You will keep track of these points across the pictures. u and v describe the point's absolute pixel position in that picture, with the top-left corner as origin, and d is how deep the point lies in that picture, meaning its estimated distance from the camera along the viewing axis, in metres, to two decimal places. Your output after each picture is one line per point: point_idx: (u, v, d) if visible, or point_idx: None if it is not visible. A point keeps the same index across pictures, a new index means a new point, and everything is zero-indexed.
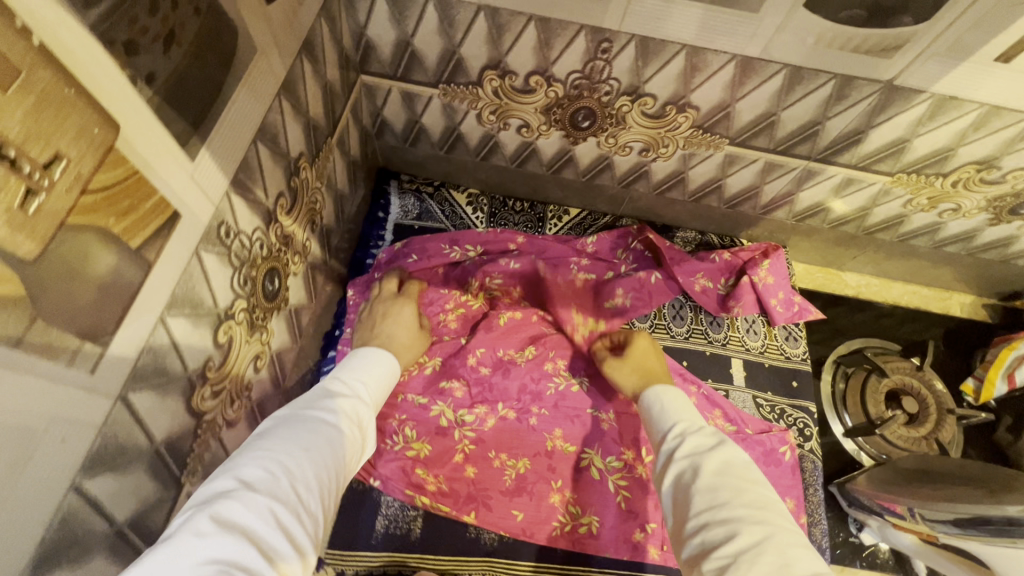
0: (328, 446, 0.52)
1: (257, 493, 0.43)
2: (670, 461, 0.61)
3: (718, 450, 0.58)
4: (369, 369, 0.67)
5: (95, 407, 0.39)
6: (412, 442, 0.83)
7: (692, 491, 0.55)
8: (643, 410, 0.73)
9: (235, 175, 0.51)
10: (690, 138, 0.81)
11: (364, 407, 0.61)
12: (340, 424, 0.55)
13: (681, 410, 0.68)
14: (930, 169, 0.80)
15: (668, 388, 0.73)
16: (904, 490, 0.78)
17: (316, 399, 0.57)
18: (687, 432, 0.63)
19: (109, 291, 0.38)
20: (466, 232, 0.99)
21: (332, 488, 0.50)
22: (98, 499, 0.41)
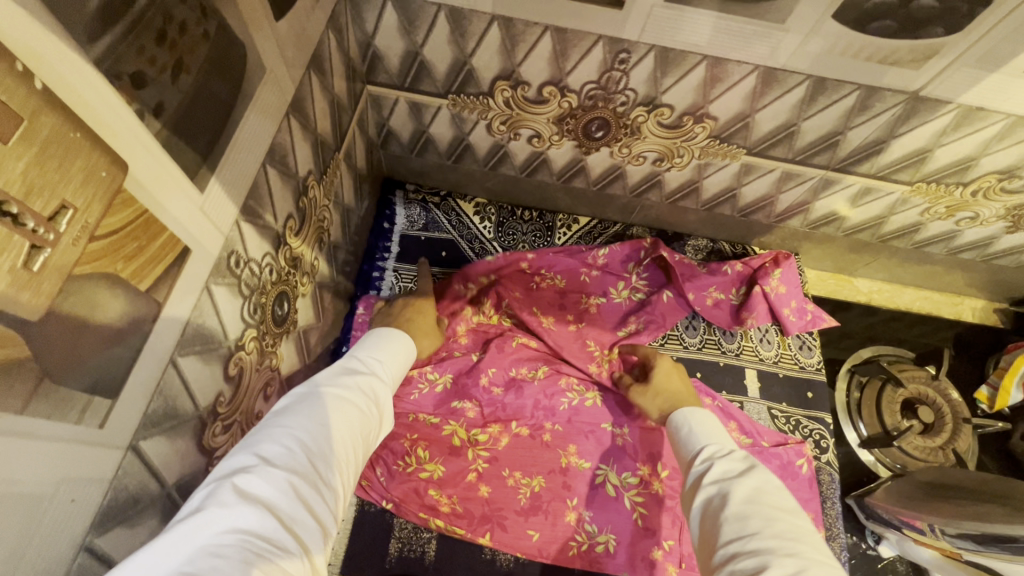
0: (349, 421, 0.48)
1: (275, 469, 0.40)
2: (699, 486, 0.56)
3: (749, 476, 0.54)
4: (387, 347, 0.63)
5: (108, 460, 0.37)
6: (425, 463, 0.81)
7: (719, 518, 0.51)
8: (672, 433, 0.69)
9: (244, 202, 0.49)
10: (707, 148, 0.79)
11: (383, 385, 0.57)
12: (360, 400, 0.51)
13: (712, 433, 0.64)
14: (950, 178, 0.78)
15: (700, 409, 0.69)
16: (924, 504, 0.76)
17: (334, 372, 0.53)
18: (718, 457, 0.59)
19: (119, 339, 0.35)
20: (475, 264, 0.94)
21: (352, 465, 0.47)
22: (111, 556, 0.39)
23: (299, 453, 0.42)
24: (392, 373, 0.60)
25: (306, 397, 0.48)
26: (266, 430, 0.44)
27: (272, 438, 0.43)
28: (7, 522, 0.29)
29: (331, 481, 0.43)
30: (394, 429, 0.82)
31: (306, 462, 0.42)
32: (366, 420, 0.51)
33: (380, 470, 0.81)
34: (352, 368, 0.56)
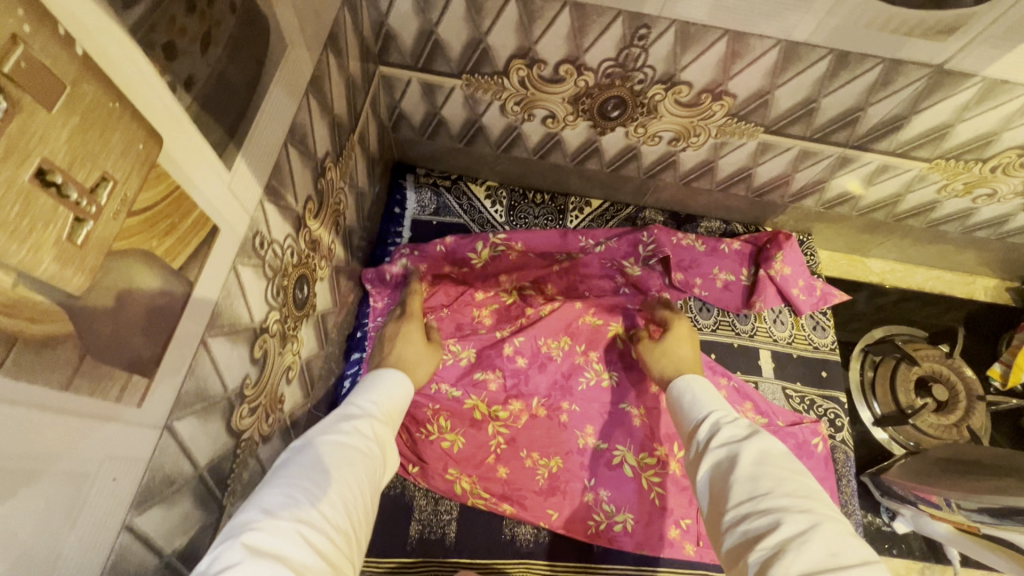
0: (347, 465, 0.47)
1: (279, 520, 0.39)
2: (705, 449, 0.55)
3: (754, 437, 0.52)
4: (386, 385, 0.61)
5: (145, 440, 0.36)
6: (446, 432, 0.82)
7: (729, 479, 0.50)
8: (673, 402, 0.68)
9: (268, 181, 0.48)
10: (724, 126, 0.79)
11: (385, 425, 0.56)
12: (360, 443, 0.50)
13: (714, 401, 0.63)
14: (969, 155, 0.78)
15: (701, 379, 0.68)
16: (935, 478, 0.77)
17: (331, 419, 0.52)
18: (721, 421, 0.57)
19: (155, 317, 0.35)
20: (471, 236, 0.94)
21: (359, 511, 0.46)
22: (148, 536, 0.39)
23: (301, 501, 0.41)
24: (393, 411, 0.59)
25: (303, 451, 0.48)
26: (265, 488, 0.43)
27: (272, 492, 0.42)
28: (52, 500, 0.29)
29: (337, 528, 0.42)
30: (416, 398, 0.82)
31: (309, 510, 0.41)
32: (369, 463, 0.49)
33: (404, 437, 0.82)
34: (348, 413, 0.54)
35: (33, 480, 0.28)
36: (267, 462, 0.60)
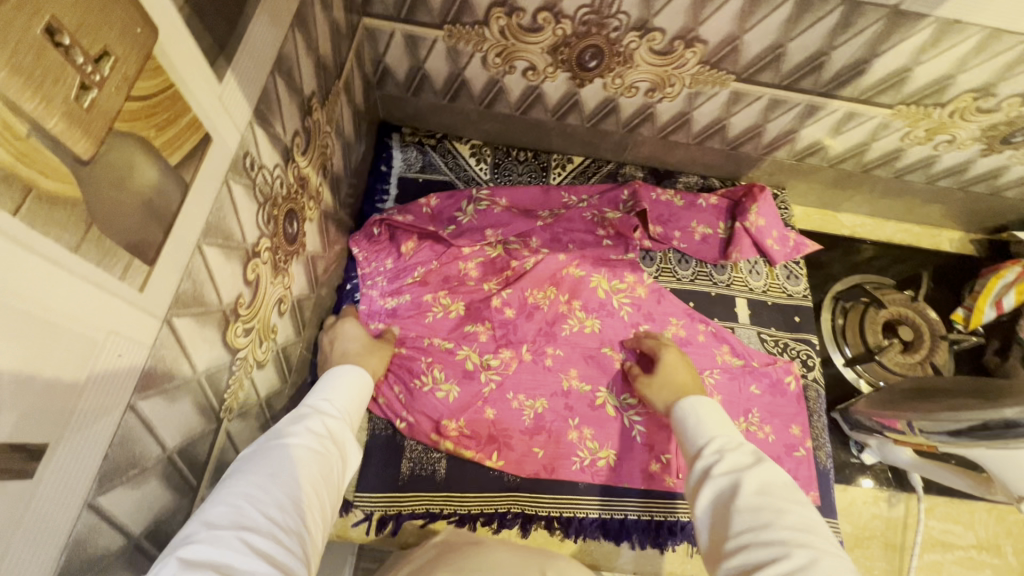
0: (292, 466, 0.48)
1: (221, 529, 0.40)
2: (705, 478, 0.54)
3: (758, 469, 0.52)
4: (335, 388, 0.63)
5: (146, 326, 0.39)
6: (441, 383, 0.84)
7: (730, 510, 0.49)
8: (676, 423, 0.66)
9: (256, 105, 0.50)
10: (697, 75, 0.82)
11: (337, 421, 0.58)
12: (311, 443, 0.52)
13: (719, 425, 0.61)
14: (929, 100, 0.82)
15: (704, 399, 0.66)
16: (898, 405, 0.81)
17: (278, 425, 0.53)
18: (724, 448, 0.57)
19: (152, 208, 0.37)
20: (458, 192, 0.99)
21: (313, 510, 0.47)
22: (151, 423, 0.41)
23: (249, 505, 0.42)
24: (346, 409, 0.61)
25: (250, 460, 0.48)
26: (211, 501, 0.44)
27: (217, 502, 0.43)
28: (64, 355, 0.31)
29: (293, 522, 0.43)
30: (410, 352, 0.85)
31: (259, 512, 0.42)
32: (322, 460, 0.51)
33: (400, 391, 0.84)
34: (299, 416, 0.56)
35: (48, 334, 0.30)
36: (262, 388, 0.62)
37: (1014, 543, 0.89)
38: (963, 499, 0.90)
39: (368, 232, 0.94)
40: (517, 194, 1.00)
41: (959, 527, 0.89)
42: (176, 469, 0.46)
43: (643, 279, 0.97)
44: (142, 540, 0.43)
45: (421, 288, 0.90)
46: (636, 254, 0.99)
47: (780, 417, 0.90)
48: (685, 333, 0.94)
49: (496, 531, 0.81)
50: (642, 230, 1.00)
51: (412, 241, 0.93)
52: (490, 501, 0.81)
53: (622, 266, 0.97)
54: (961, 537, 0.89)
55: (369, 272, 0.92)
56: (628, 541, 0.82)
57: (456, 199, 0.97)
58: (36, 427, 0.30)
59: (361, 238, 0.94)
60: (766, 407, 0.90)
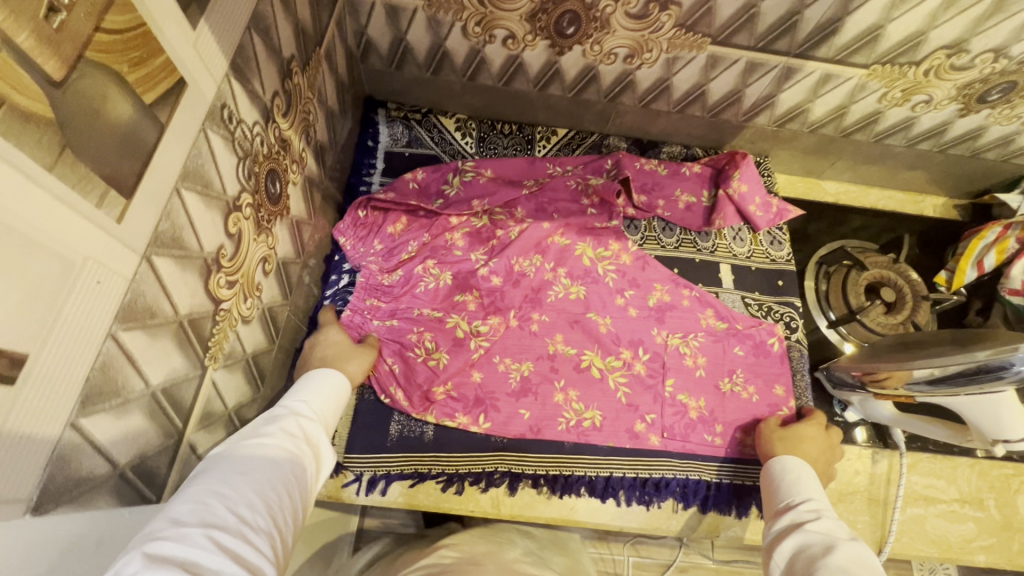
0: (264, 467, 0.48)
1: (188, 526, 0.40)
2: (796, 530, 0.63)
3: (852, 539, 0.59)
4: (313, 392, 0.64)
5: (125, 259, 0.40)
6: (433, 352, 0.86)
7: (814, 556, 0.57)
8: (771, 481, 0.76)
9: (233, 59, 0.52)
10: (674, 39, 0.83)
11: (313, 424, 0.59)
12: (286, 443, 0.53)
13: (815, 493, 0.70)
14: (903, 58, 0.82)
15: (809, 470, 0.75)
16: (876, 360, 0.83)
17: (252, 424, 0.54)
18: (820, 513, 0.65)
19: (130, 143, 0.39)
20: (444, 165, 1.00)
21: (285, 510, 0.47)
22: (133, 355, 0.43)
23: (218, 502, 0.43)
24: (322, 413, 0.62)
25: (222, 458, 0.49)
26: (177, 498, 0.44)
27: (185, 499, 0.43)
28: (43, 272, 0.33)
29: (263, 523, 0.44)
30: (401, 323, 0.87)
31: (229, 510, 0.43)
32: (296, 461, 0.51)
33: (396, 364, 0.84)
34: (276, 415, 0.56)
35: (27, 249, 0.32)
36: (247, 343, 0.64)
37: (997, 497, 0.90)
38: (945, 455, 0.92)
39: (347, 220, 0.93)
40: (506, 171, 1.01)
41: (942, 482, 0.91)
42: (161, 408, 0.48)
43: (628, 246, 0.99)
44: (128, 471, 0.44)
45: (416, 262, 0.91)
46: (620, 222, 1.00)
47: (764, 377, 0.92)
48: (669, 298, 0.96)
49: (484, 489, 0.82)
50: (625, 198, 1.01)
51: (401, 222, 0.94)
52: (477, 461, 0.82)
53: (610, 234, 0.99)
54: (944, 492, 0.90)
55: (360, 256, 0.92)
56: (615, 498, 0.83)
57: (442, 172, 0.99)
58: (16, 337, 0.32)
59: (345, 228, 0.93)
60: (749, 368, 0.92)
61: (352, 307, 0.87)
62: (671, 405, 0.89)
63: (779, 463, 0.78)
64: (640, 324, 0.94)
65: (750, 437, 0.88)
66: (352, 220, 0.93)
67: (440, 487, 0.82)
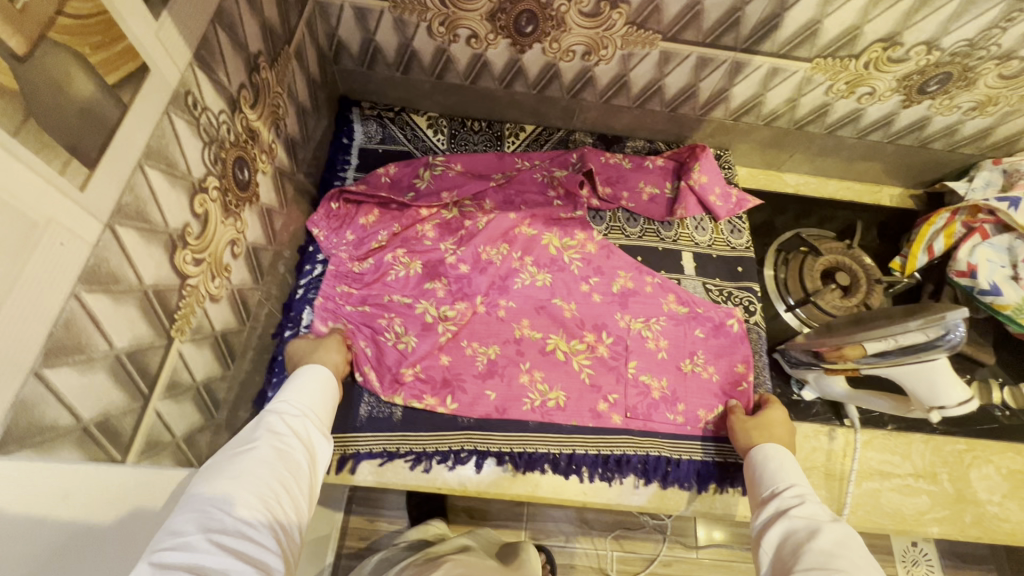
0: (254, 469, 0.54)
1: (190, 533, 0.46)
2: (781, 517, 0.68)
3: (835, 524, 0.64)
4: (296, 386, 0.70)
5: (88, 225, 0.44)
6: (403, 335, 0.89)
7: (803, 545, 0.62)
8: (750, 463, 0.80)
9: (197, 50, 0.56)
10: (627, 36, 0.88)
11: (298, 419, 0.65)
12: (274, 443, 0.59)
13: (795, 475, 0.74)
14: (842, 52, 0.87)
15: (787, 452, 0.79)
16: (828, 333, 0.86)
17: (242, 432, 0.60)
18: (803, 498, 0.70)
19: (93, 120, 0.43)
20: (416, 160, 1.04)
21: (282, 503, 0.54)
22: (96, 315, 0.46)
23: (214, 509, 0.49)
24: (309, 405, 0.68)
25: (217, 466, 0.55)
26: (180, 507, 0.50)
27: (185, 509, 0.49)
28: (8, 229, 0.37)
29: (262, 518, 0.51)
30: (371, 309, 0.91)
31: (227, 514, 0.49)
32: (284, 458, 0.58)
33: (368, 346, 0.88)
34: (263, 419, 0.62)
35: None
36: (216, 320, 0.67)
37: (950, 471, 0.94)
38: (899, 432, 0.96)
39: (319, 211, 0.96)
40: (475, 164, 1.06)
41: (897, 458, 0.94)
42: (126, 371, 0.51)
43: (593, 236, 1.03)
44: (91, 426, 0.48)
45: (386, 251, 0.95)
46: (585, 212, 1.04)
47: (726, 357, 0.95)
48: (632, 285, 1.00)
49: (451, 467, 0.85)
50: (588, 188, 1.05)
51: (373, 213, 0.98)
52: (443, 440, 0.85)
53: (575, 224, 1.03)
54: (899, 467, 0.93)
55: (332, 246, 0.94)
56: (578, 474, 0.86)
57: (413, 166, 1.03)
58: None
59: (318, 219, 0.96)
60: (709, 349, 0.96)
61: (323, 293, 0.90)
62: (633, 386, 0.91)
63: (755, 451, 0.81)
64: (604, 308, 0.97)
65: (712, 413, 0.91)
66: (325, 211, 0.96)
67: (409, 466, 0.84)
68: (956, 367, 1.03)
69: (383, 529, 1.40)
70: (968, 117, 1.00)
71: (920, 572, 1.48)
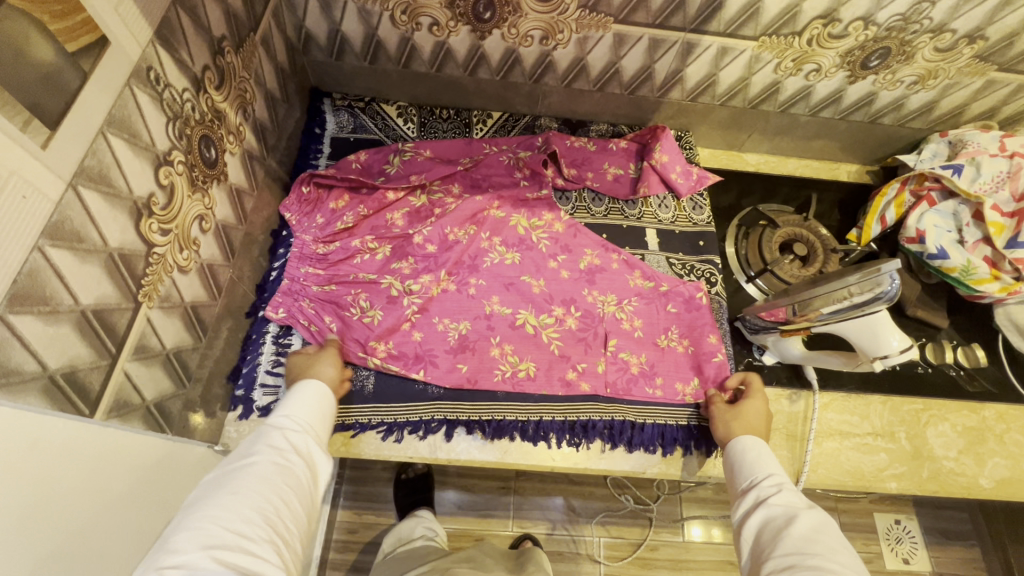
0: (256, 485, 0.58)
1: (193, 549, 0.50)
2: (759, 506, 0.70)
3: (813, 512, 0.66)
4: (297, 401, 0.73)
5: (52, 183, 0.47)
6: (368, 310, 0.92)
7: (782, 533, 0.64)
8: (728, 454, 0.82)
9: (158, 28, 0.59)
10: (581, 19, 0.92)
11: (299, 435, 0.68)
12: (273, 459, 0.62)
13: (772, 464, 0.76)
14: (785, 29, 0.92)
15: (761, 441, 0.81)
16: (781, 296, 0.90)
17: (243, 447, 0.64)
18: (780, 487, 0.72)
19: (52, 84, 0.46)
20: (387, 146, 1.08)
21: (281, 518, 0.58)
22: (60, 270, 0.49)
23: (214, 525, 0.53)
24: (309, 421, 0.71)
25: (219, 483, 0.59)
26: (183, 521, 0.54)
27: (190, 524, 0.53)
28: None
29: (261, 533, 0.54)
30: (339, 287, 0.93)
31: (227, 529, 0.53)
32: (283, 474, 0.61)
33: (333, 322, 0.90)
34: (265, 434, 0.66)
35: None
36: (185, 291, 0.70)
37: (907, 430, 0.97)
38: (857, 393, 0.99)
39: (287, 200, 1.00)
40: (443, 147, 1.10)
41: (855, 418, 0.97)
42: (92, 327, 0.54)
43: (560, 216, 1.06)
44: (58, 376, 0.51)
45: (355, 237, 0.98)
46: (550, 191, 1.08)
47: (698, 331, 0.98)
48: (599, 262, 1.03)
49: (422, 437, 0.87)
50: (554, 168, 1.10)
51: (342, 198, 1.01)
52: (414, 409, 0.88)
53: (541, 206, 1.06)
54: (858, 426, 0.96)
55: (302, 229, 0.98)
56: (547, 441, 0.89)
57: (383, 153, 1.06)
58: None
59: (290, 206, 0.99)
60: (682, 323, 0.99)
61: (288, 275, 0.93)
62: (613, 362, 0.94)
63: (734, 443, 0.82)
64: (572, 284, 1.00)
65: (690, 387, 0.94)
66: (296, 197, 1.00)
67: (380, 436, 0.87)
68: (911, 331, 1.07)
69: (371, 521, 1.41)
70: (912, 91, 1.04)
71: (904, 549, 1.49)
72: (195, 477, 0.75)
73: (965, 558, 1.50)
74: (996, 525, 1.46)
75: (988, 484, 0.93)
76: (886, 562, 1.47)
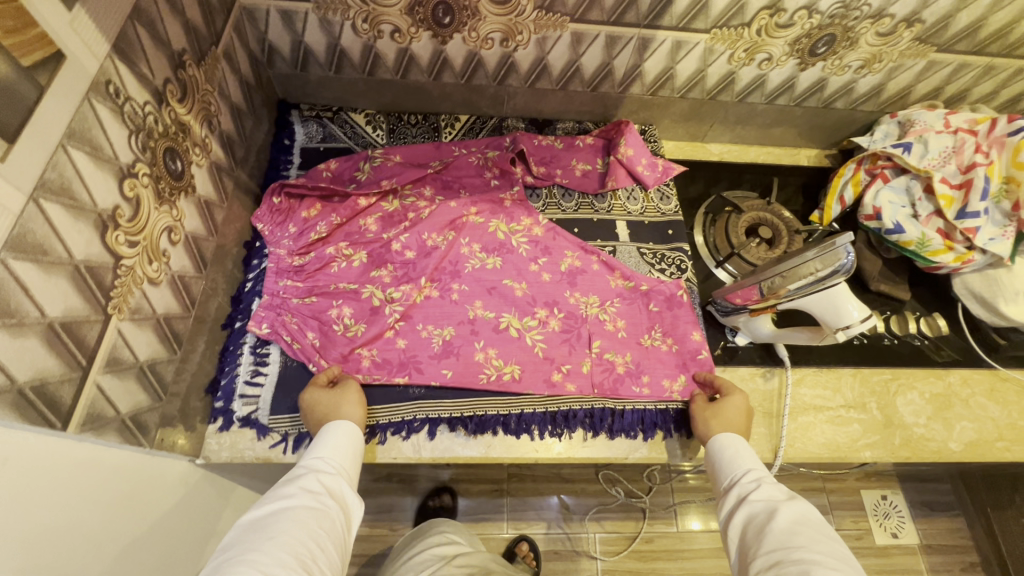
0: (291, 529, 0.59)
1: None
2: (741, 503, 0.70)
3: (793, 503, 0.66)
4: (329, 440, 0.73)
5: (12, 196, 0.47)
6: (350, 325, 0.92)
7: (765, 529, 0.64)
8: (708, 454, 0.82)
9: (115, 42, 0.60)
10: (538, 20, 0.94)
11: (332, 475, 0.69)
12: (307, 503, 0.63)
13: (750, 459, 0.77)
14: (734, 21, 0.96)
15: (737, 436, 0.81)
16: (750, 278, 0.91)
17: (280, 488, 0.65)
18: (761, 481, 0.72)
19: (9, 98, 0.47)
20: (354, 155, 1.08)
21: (317, 560, 0.58)
22: (23, 281, 0.49)
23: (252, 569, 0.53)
24: (342, 462, 0.72)
25: (256, 525, 0.59)
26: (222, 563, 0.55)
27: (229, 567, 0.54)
28: None
29: None
30: (321, 297, 0.94)
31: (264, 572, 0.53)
32: (317, 518, 0.62)
33: (315, 336, 0.90)
34: (299, 476, 0.67)
35: None
36: (156, 303, 0.71)
37: (878, 400, 1.00)
38: (827, 368, 1.02)
39: (259, 211, 1.00)
40: (412, 151, 1.11)
41: (828, 392, 1.00)
42: (60, 340, 0.54)
43: (539, 220, 1.08)
44: (26, 389, 0.50)
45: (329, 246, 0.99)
46: (521, 189, 1.10)
47: (681, 329, 1.00)
48: (580, 264, 1.05)
49: (406, 437, 0.88)
50: (523, 167, 1.12)
51: (315, 207, 1.02)
52: (397, 410, 0.88)
53: (519, 209, 1.08)
54: (831, 400, 0.99)
55: (275, 239, 0.98)
56: (529, 433, 0.90)
57: (353, 160, 1.08)
58: None
59: (262, 215, 0.99)
60: (664, 322, 1.01)
61: (267, 289, 0.93)
62: (598, 363, 0.95)
63: (713, 441, 0.82)
64: (554, 287, 1.02)
65: (677, 383, 0.95)
66: (265, 207, 1.00)
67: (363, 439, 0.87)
68: (876, 305, 1.11)
69: (364, 534, 1.40)
70: (859, 75, 1.09)
71: (892, 524, 1.52)
72: (170, 493, 0.74)
73: (951, 528, 1.53)
74: (976, 492, 1.50)
75: (957, 447, 0.95)
76: (875, 538, 1.50)
